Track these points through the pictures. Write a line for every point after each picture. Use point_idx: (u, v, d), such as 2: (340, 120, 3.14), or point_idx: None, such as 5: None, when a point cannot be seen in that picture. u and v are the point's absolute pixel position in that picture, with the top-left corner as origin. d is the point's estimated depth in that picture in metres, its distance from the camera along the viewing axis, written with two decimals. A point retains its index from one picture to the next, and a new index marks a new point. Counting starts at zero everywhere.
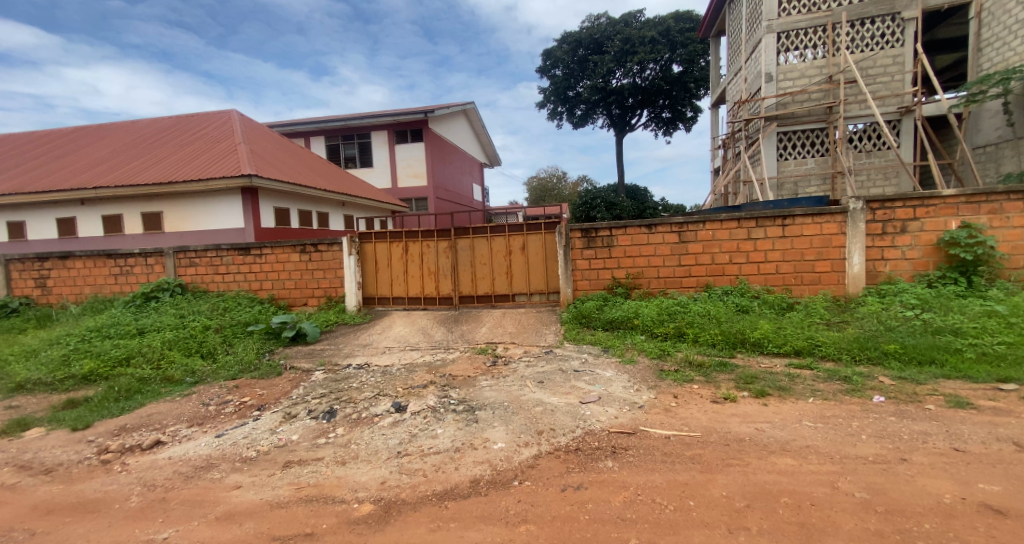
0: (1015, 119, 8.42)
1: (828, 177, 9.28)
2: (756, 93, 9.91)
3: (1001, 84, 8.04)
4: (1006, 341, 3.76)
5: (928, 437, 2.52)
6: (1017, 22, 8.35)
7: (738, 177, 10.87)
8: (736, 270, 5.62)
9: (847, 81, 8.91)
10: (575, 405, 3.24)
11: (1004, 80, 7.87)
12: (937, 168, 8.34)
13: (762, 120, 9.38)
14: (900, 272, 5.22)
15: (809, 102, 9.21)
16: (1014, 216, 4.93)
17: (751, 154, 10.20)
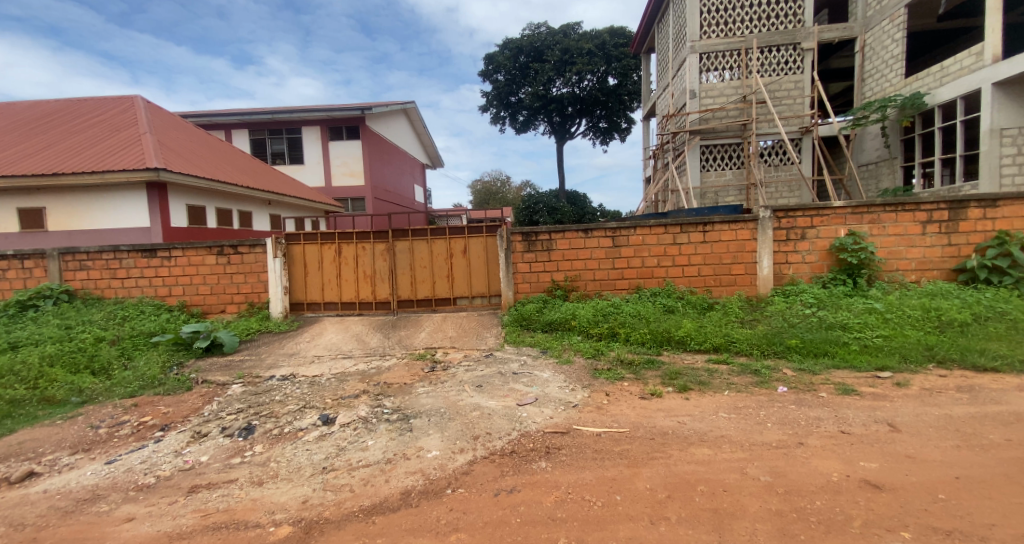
0: (891, 141, 9.80)
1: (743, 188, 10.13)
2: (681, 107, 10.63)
3: (879, 111, 9.32)
4: (883, 334, 4.32)
5: (821, 421, 2.83)
6: (893, 57, 9.66)
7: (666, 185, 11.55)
8: (663, 273, 5.95)
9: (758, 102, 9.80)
10: (511, 407, 3.26)
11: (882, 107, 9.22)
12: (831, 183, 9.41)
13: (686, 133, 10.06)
14: (801, 275, 5.82)
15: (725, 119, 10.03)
16: (888, 225, 5.66)
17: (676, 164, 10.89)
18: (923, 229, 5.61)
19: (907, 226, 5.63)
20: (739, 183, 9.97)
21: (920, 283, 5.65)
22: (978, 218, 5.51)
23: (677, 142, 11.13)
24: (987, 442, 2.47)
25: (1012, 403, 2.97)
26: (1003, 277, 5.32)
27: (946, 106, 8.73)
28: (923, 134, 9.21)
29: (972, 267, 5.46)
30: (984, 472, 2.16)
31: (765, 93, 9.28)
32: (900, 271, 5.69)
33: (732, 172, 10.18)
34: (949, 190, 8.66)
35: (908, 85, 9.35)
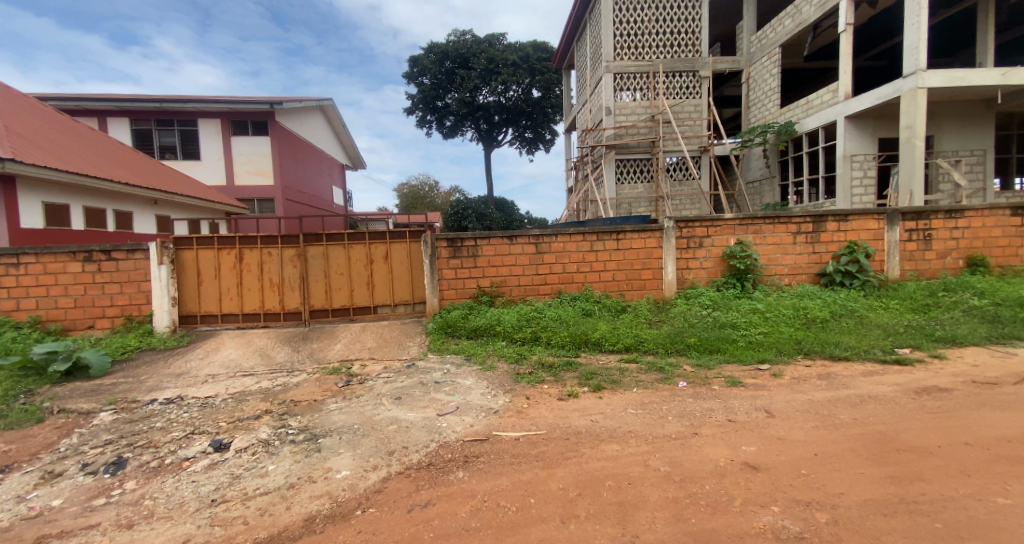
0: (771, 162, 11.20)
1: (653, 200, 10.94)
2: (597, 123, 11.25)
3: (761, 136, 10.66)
4: (764, 330, 4.91)
5: (713, 412, 3.14)
6: (771, 89, 11.10)
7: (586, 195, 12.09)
8: (582, 278, 6.21)
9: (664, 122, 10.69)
10: (431, 418, 3.19)
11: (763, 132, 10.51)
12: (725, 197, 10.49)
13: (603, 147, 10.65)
14: (700, 279, 6.42)
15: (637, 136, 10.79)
16: (767, 235, 6.46)
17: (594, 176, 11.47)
18: (795, 239, 6.47)
19: (782, 236, 6.46)
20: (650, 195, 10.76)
21: (792, 285, 6.50)
22: (835, 230, 6.47)
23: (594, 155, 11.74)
24: (838, 421, 2.91)
25: (857, 387, 3.53)
26: (853, 280, 6.31)
27: (811, 133, 10.26)
28: (795, 157, 10.75)
29: (830, 271, 6.41)
30: (835, 448, 2.53)
31: (670, 114, 10.15)
32: (777, 275, 6.51)
33: (643, 186, 10.97)
34: (815, 206, 10.12)
35: (783, 114, 10.85)
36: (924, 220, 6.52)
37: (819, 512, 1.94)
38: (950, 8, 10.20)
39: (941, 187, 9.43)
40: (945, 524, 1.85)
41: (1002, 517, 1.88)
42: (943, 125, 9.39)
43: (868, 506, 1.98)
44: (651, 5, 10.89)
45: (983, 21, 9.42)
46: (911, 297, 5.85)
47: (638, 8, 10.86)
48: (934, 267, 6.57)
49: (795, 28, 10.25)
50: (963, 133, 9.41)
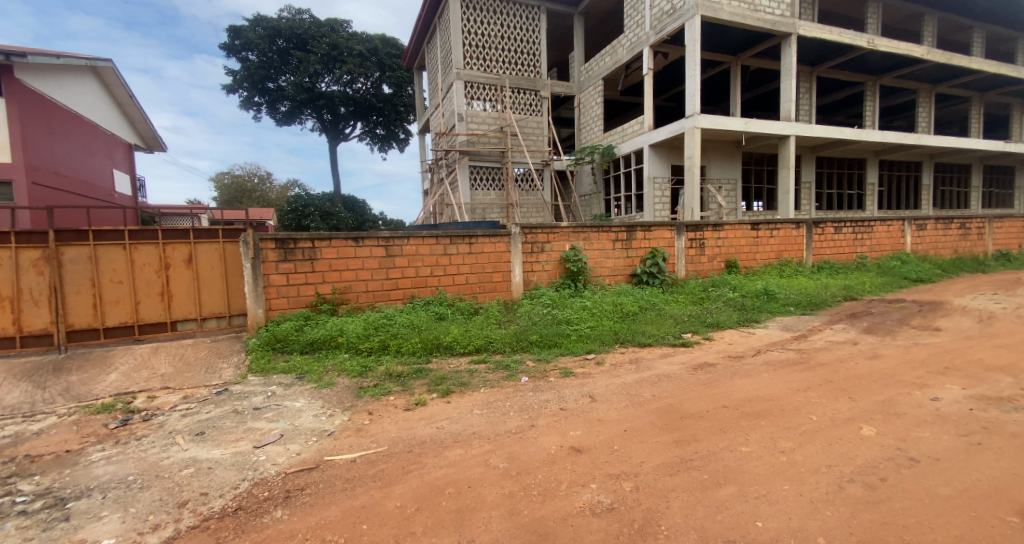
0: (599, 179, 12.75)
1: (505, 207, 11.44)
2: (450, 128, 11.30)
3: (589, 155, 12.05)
4: (592, 324, 5.49)
5: (549, 403, 3.33)
6: (597, 115, 12.74)
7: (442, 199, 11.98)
8: (436, 282, 6.06)
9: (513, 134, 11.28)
10: (244, 453, 2.68)
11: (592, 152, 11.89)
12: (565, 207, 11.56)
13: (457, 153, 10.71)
14: (542, 281, 6.87)
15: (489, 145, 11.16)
16: (593, 241, 7.25)
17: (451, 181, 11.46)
18: (614, 246, 7.43)
19: (604, 242, 7.35)
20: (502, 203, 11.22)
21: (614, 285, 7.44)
22: (642, 237, 7.63)
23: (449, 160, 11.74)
24: (643, 398, 3.38)
25: (657, 368, 4.17)
26: (654, 279, 7.51)
27: (626, 156, 11.98)
28: (614, 175, 12.43)
29: (639, 272, 7.53)
30: (642, 423, 2.92)
31: (517, 127, 10.75)
32: (601, 276, 7.37)
33: (496, 193, 11.39)
34: (629, 218, 11.86)
35: (606, 137, 12.44)
36: (700, 231, 8.16)
37: (626, 483, 2.20)
38: (712, 67, 12.98)
39: (711, 206, 11.98)
40: (710, 474, 2.28)
41: (746, 462, 2.40)
42: (711, 158, 11.92)
43: (660, 470, 2.32)
44: (495, 20, 11.40)
45: (734, 79, 12.31)
46: (692, 292, 7.23)
47: (483, 21, 11.26)
48: (706, 268, 8.25)
49: (612, 65, 11.92)
50: (723, 165, 12.11)
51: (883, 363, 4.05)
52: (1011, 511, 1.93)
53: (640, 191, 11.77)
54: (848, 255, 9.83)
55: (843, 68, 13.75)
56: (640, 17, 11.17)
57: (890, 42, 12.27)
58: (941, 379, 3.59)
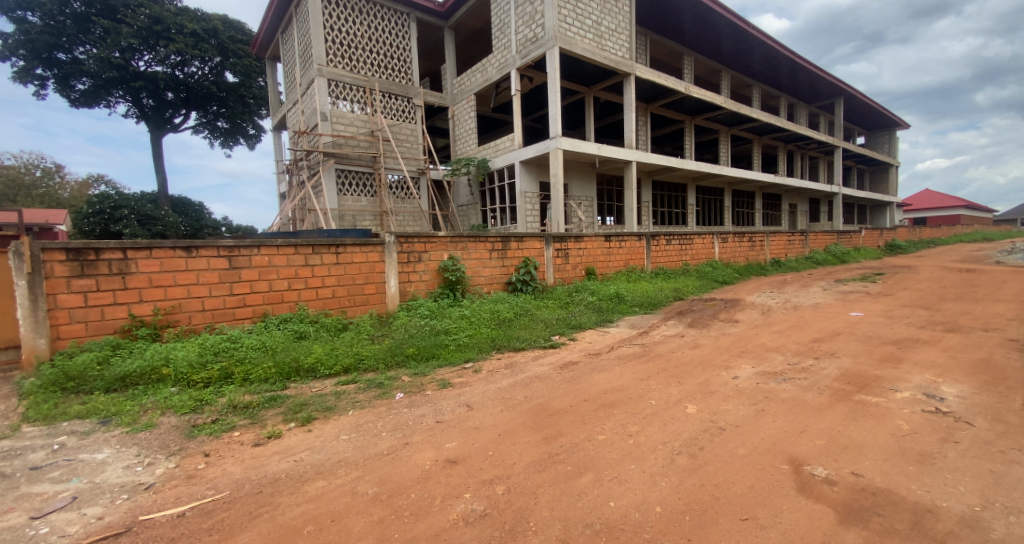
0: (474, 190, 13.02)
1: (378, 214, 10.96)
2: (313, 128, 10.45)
3: (464, 167, 12.22)
4: (469, 333, 5.50)
5: (422, 417, 3.23)
6: (470, 129, 13.04)
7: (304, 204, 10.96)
8: (295, 296, 5.48)
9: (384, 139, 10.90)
10: (13, 530, 2.06)
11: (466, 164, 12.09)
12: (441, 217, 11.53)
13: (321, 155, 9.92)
14: (420, 291, 6.69)
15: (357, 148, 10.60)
16: (470, 250, 7.33)
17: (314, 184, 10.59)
18: (490, 255, 7.60)
19: (482, 252, 7.48)
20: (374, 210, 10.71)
21: (491, 292, 7.60)
22: (516, 247, 7.97)
23: (312, 161, 10.82)
24: (515, 401, 3.49)
25: (528, 370, 4.35)
26: (526, 287, 7.88)
27: (499, 170, 12.43)
28: (489, 187, 12.82)
29: (514, 280, 7.83)
30: (513, 425, 3.01)
31: (389, 133, 10.42)
32: (479, 285, 7.47)
33: (367, 199, 10.85)
34: (503, 228, 12.31)
35: (479, 151, 12.75)
36: (564, 242, 8.83)
37: (498, 486, 2.23)
38: (569, 94, 14.25)
39: (573, 220, 13.10)
40: (573, 465, 2.44)
41: (603, 450, 2.62)
42: (572, 177, 13.01)
43: (531, 468, 2.42)
44: (361, 21, 10.94)
45: (587, 107, 13.67)
46: (559, 297, 7.75)
47: (349, 20, 10.72)
48: (570, 275, 8.95)
49: (482, 83, 12.35)
50: (582, 183, 13.33)
51: (702, 351, 4.83)
52: (785, 460, 2.45)
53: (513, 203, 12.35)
54: (677, 262, 11.56)
55: (670, 107, 16.25)
56: (506, 39, 11.74)
57: (702, 90, 14.89)
58: (740, 360, 4.42)
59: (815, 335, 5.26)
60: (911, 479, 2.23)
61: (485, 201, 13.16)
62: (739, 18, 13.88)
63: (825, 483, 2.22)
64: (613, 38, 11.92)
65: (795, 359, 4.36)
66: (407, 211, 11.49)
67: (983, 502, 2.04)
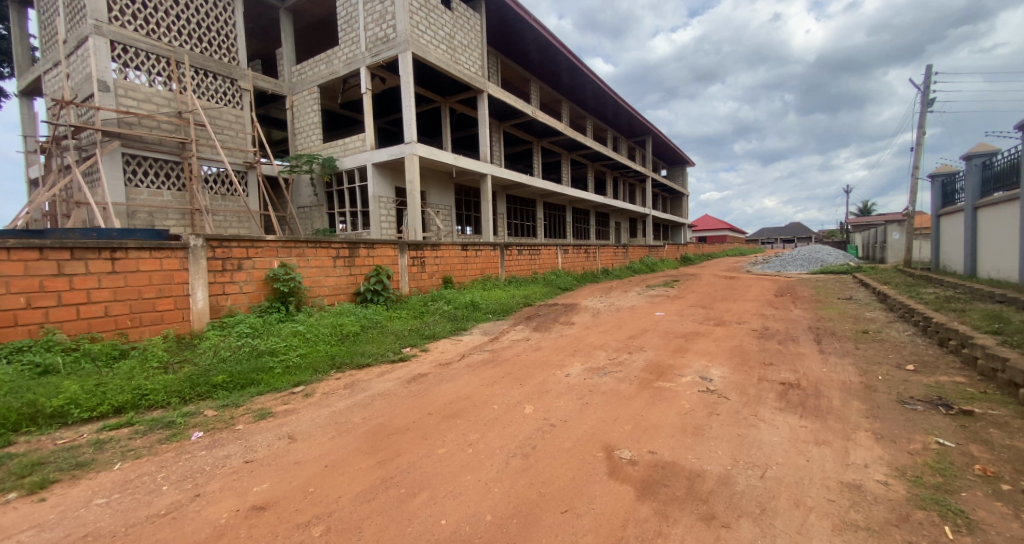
0: (317, 191, 11.93)
1: (186, 213, 9.14)
2: (86, 99, 8.23)
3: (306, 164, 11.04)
4: (301, 353, 4.88)
5: (227, 459, 2.72)
6: (313, 123, 11.93)
7: (70, 195, 8.52)
8: (40, 317, 4.16)
9: (196, 124, 9.18)
10: None
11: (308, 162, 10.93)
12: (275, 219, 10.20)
13: (98, 133, 7.85)
14: (239, 305, 5.72)
15: (157, 130, 8.69)
16: (310, 258, 6.60)
17: (87, 171, 8.33)
18: (334, 262, 6.95)
19: (323, 259, 6.78)
20: (180, 206, 8.90)
21: (334, 304, 6.92)
22: (365, 255, 7.45)
23: (84, 141, 8.50)
24: (350, 425, 3.20)
25: (372, 388, 4.06)
26: (378, 297, 7.40)
27: (349, 172, 11.58)
28: (337, 190, 11.86)
29: (363, 290, 7.28)
30: (343, 452, 2.75)
31: (202, 116, 8.79)
32: (320, 296, 6.74)
33: (171, 193, 8.95)
34: (354, 234, 11.53)
35: (325, 148, 11.68)
36: (420, 250, 8.63)
37: (315, 527, 2.00)
38: (424, 102, 14.06)
39: (432, 227, 12.99)
40: (406, 487, 2.33)
41: (439, 464, 2.56)
42: (430, 185, 12.83)
43: (357, 499, 2.22)
44: None
45: (443, 117, 13.69)
46: (413, 307, 7.47)
47: None
48: (426, 283, 8.78)
49: (328, 75, 11.46)
50: (439, 192, 13.26)
51: (543, 353, 5.17)
52: (601, 448, 2.73)
53: (366, 208, 11.66)
54: (527, 270, 12.32)
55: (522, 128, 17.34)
56: (354, 34, 11.06)
57: (546, 115, 16.27)
58: (572, 358, 4.87)
59: (630, 333, 6.13)
60: (688, 450, 2.71)
61: (332, 203, 12.13)
62: (575, 56, 15.60)
63: (628, 465, 2.54)
64: (466, 54, 12.20)
65: (615, 355, 4.99)
66: (228, 210, 9.85)
67: (733, 461, 2.58)
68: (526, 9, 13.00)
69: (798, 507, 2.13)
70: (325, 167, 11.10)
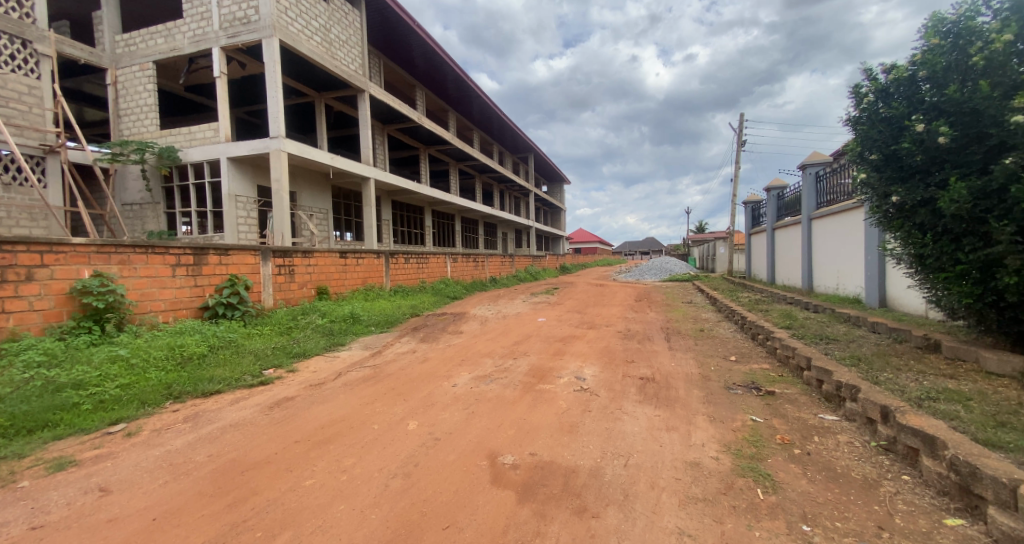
0: (151, 186, 10.07)
1: None
2: None
3: (136, 152, 9.10)
4: (123, 383, 4.00)
5: (3, 529, 2.10)
6: (147, 105, 10.05)
7: None
8: None
9: None
10: None
11: (140, 150, 9.06)
12: (87, 217, 8.31)
13: None
14: (27, 326, 4.49)
15: None
16: (139, 266, 5.49)
17: None
18: (173, 272, 5.88)
19: (158, 268, 5.70)
20: None
21: (171, 322, 5.82)
22: (216, 263, 6.46)
23: None
24: (191, 465, 2.72)
25: (222, 419, 3.51)
26: (233, 311, 6.45)
27: (196, 165, 9.97)
28: (179, 185, 10.12)
29: (212, 304, 6.28)
30: (182, 499, 2.32)
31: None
32: (151, 312, 5.63)
33: None
34: (202, 239, 9.95)
35: (162, 136, 9.90)
36: (288, 258, 7.79)
37: None
38: (294, 95, 12.84)
39: (303, 233, 11.83)
40: (266, 528, 2.06)
41: (307, 496, 2.32)
42: (301, 186, 11.70)
43: None
44: None
45: (318, 114, 12.66)
46: (279, 322, 6.66)
47: None
48: (296, 295, 7.93)
49: (168, 51, 9.78)
50: (313, 194, 12.15)
51: (429, 365, 5.03)
52: (484, 456, 2.76)
53: (219, 208, 10.15)
54: (415, 279, 11.96)
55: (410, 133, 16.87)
56: (204, 9, 9.63)
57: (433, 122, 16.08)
58: (458, 369, 4.83)
59: (514, 339, 6.32)
60: (564, 448, 2.88)
61: (173, 201, 10.31)
62: (460, 68, 15.77)
63: (509, 470, 2.60)
64: (344, 49, 11.50)
65: (500, 362, 5.08)
66: (14, 204, 7.74)
67: (602, 454, 2.81)
68: (410, 14, 12.75)
69: (652, 488, 2.41)
70: (162, 157, 9.42)
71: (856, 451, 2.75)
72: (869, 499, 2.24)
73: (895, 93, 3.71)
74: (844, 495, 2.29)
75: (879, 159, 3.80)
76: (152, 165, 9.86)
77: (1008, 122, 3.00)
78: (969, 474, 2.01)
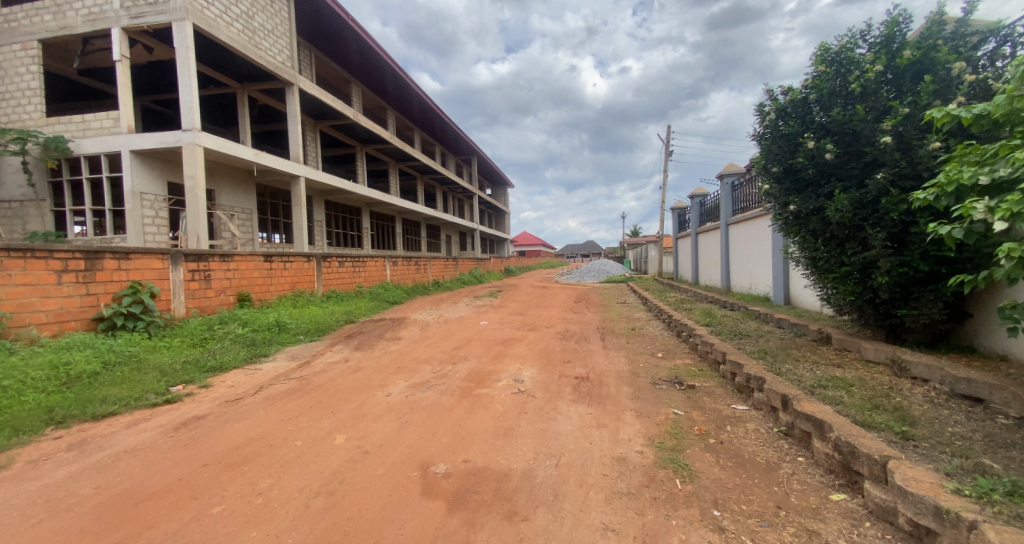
0: (34, 181, 8.83)
1: None
2: None
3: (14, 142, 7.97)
4: None
5: None
6: (29, 89, 8.79)
7: None
8: None
9: None
10: None
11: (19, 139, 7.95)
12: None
13: None
14: None
15: None
16: (14, 273, 4.74)
17: None
18: (59, 279, 5.15)
19: (40, 275, 4.97)
20: None
21: (57, 336, 5.09)
22: (114, 268, 5.74)
23: None
24: (74, 500, 2.39)
25: (117, 444, 3.13)
26: (135, 322, 5.78)
27: (90, 158, 8.87)
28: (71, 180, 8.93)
29: (109, 314, 5.57)
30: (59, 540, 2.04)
31: None
32: (32, 325, 4.89)
33: None
34: (100, 241, 8.88)
35: (49, 124, 8.71)
36: (203, 261, 7.14)
37: None
38: (211, 85, 11.84)
39: (223, 235, 10.91)
40: None
41: (215, 524, 2.13)
42: (219, 184, 10.77)
43: None
44: None
45: (241, 107, 11.77)
46: (191, 333, 6.06)
47: None
48: (213, 302, 7.28)
49: (58, 30, 8.64)
50: (234, 192, 11.25)
51: (362, 374, 4.83)
52: (416, 467, 2.69)
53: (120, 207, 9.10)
54: (350, 283, 11.44)
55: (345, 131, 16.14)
56: None
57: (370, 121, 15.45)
58: (394, 377, 4.67)
59: (454, 343, 6.24)
60: (497, 452, 2.88)
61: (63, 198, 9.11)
62: (398, 66, 15.37)
63: (440, 479, 2.55)
64: (269, 40, 10.78)
65: (438, 368, 4.98)
66: None
67: (535, 455, 2.85)
68: (344, 8, 12.23)
69: (580, 487, 2.48)
70: (48, 147, 8.35)
71: (761, 437, 3.01)
72: (770, 481, 2.46)
73: (792, 113, 4.13)
74: (751, 479, 2.49)
75: (779, 172, 4.20)
76: (35, 157, 8.66)
77: (879, 142, 3.45)
78: (849, 453, 2.28)
